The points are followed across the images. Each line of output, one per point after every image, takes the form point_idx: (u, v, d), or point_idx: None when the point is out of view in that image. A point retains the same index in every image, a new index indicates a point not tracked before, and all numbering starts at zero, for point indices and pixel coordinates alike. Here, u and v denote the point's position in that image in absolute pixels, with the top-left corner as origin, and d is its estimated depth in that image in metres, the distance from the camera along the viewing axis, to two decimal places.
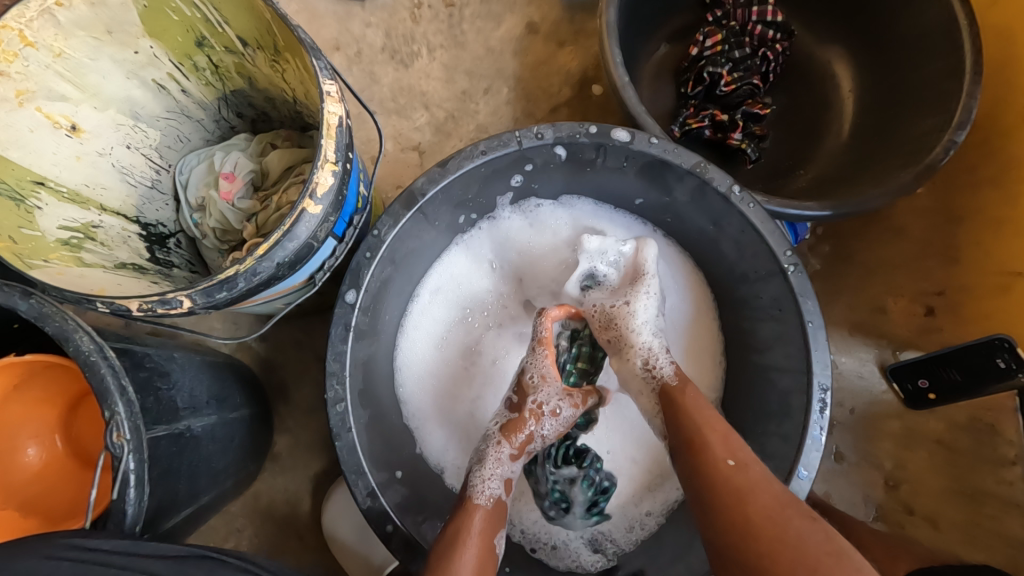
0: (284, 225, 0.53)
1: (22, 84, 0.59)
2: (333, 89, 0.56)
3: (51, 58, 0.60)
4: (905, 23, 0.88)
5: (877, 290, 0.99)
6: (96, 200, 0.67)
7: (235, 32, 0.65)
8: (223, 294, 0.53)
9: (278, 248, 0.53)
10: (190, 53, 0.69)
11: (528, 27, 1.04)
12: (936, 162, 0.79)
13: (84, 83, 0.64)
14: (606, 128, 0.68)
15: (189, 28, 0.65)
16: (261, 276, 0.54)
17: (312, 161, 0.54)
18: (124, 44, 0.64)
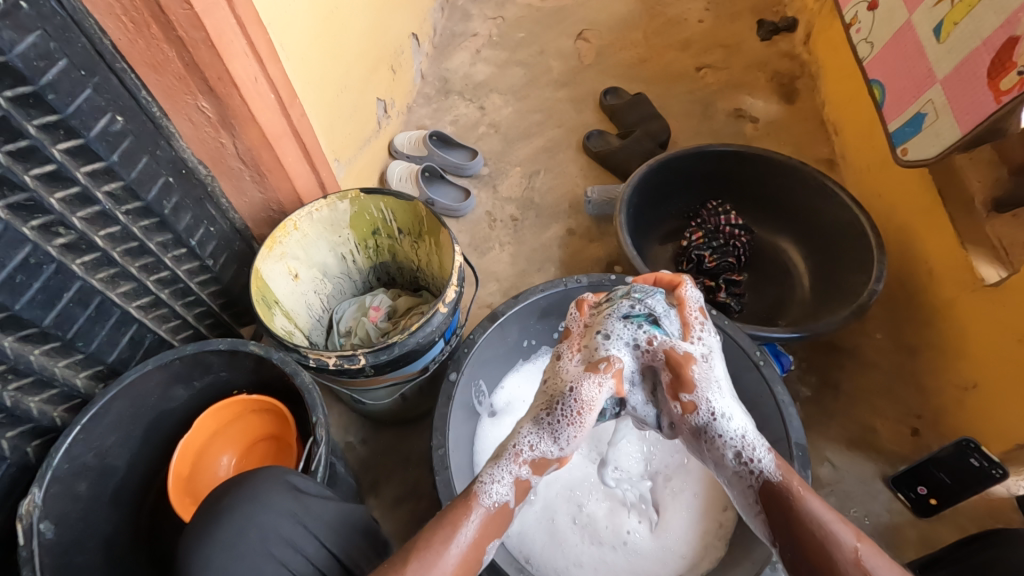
0: (425, 315, 0.88)
1: (285, 249, 1.02)
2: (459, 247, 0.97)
3: (301, 236, 1.04)
4: (827, 222, 1.30)
5: (867, 414, 1.18)
6: (293, 319, 1.06)
7: (398, 225, 1.11)
8: (384, 355, 0.86)
9: (420, 330, 0.88)
10: (366, 238, 1.15)
11: (567, 231, 1.53)
12: (866, 301, 1.09)
13: (309, 251, 1.07)
14: (622, 276, 1.05)
15: (372, 224, 1.11)
16: (407, 347, 0.87)
17: (445, 283, 0.92)
18: (335, 232, 1.09)
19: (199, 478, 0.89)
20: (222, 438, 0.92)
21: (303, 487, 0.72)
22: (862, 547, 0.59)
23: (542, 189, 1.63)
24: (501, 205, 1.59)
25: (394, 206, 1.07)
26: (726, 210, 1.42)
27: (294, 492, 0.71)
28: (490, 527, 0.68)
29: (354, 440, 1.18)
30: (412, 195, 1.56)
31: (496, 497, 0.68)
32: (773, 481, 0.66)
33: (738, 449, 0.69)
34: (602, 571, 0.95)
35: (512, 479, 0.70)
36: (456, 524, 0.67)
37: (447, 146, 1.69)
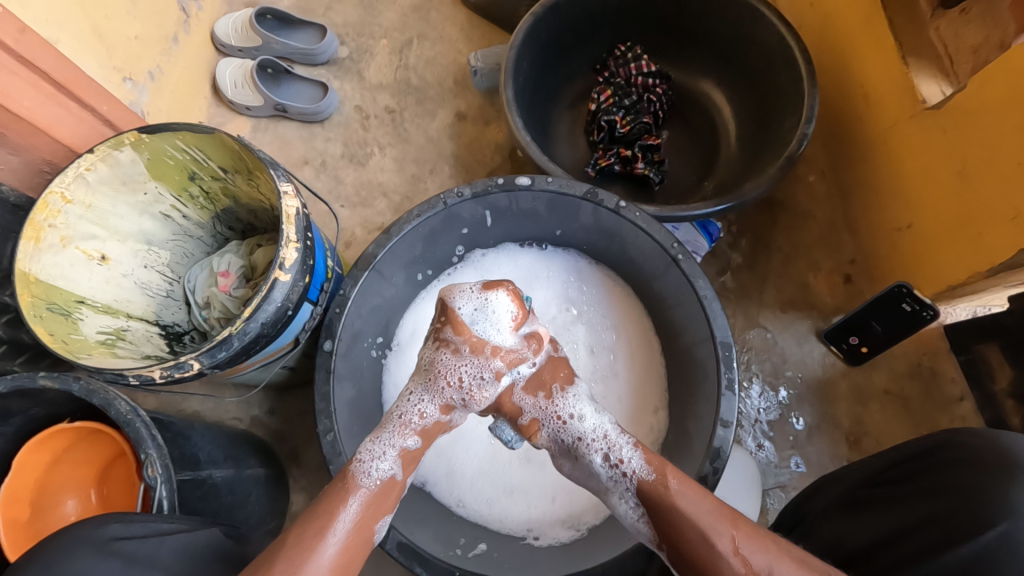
0: (262, 291, 0.69)
1: (65, 232, 0.77)
2: (289, 189, 0.74)
3: (84, 209, 0.79)
4: (752, 50, 1.08)
5: (799, 269, 1.11)
6: (123, 310, 0.85)
7: (217, 163, 0.85)
8: (222, 353, 0.69)
9: (261, 310, 0.70)
10: (185, 186, 0.89)
11: (458, 115, 1.27)
12: (795, 151, 0.94)
13: (109, 223, 0.83)
14: (511, 178, 0.86)
15: (182, 168, 0.85)
16: (251, 334, 0.70)
17: (278, 243, 0.71)
18: (135, 190, 0.84)
19: (48, 516, 0.76)
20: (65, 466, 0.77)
21: (122, 532, 0.54)
22: (740, 538, 0.53)
23: (419, 65, 1.31)
24: (372, 96, 1.29)
25: (198, 142, 0.80)
26: (637, 55, 1.17)
27: (110, 545, 0.53)
28: (373, 510, 0.58)
29: (258, 414, 1.05)
30: (256, 103, 1.23)
31: (376, 475, 0.59)
32: (646, 480, 0.59)
33: (606, 451, 0.62)
34: (535, 499, 0.88)
35: (397, 452, 0.61)
36: (331, 513, 0.55)
37: (287, 26, 1.31)
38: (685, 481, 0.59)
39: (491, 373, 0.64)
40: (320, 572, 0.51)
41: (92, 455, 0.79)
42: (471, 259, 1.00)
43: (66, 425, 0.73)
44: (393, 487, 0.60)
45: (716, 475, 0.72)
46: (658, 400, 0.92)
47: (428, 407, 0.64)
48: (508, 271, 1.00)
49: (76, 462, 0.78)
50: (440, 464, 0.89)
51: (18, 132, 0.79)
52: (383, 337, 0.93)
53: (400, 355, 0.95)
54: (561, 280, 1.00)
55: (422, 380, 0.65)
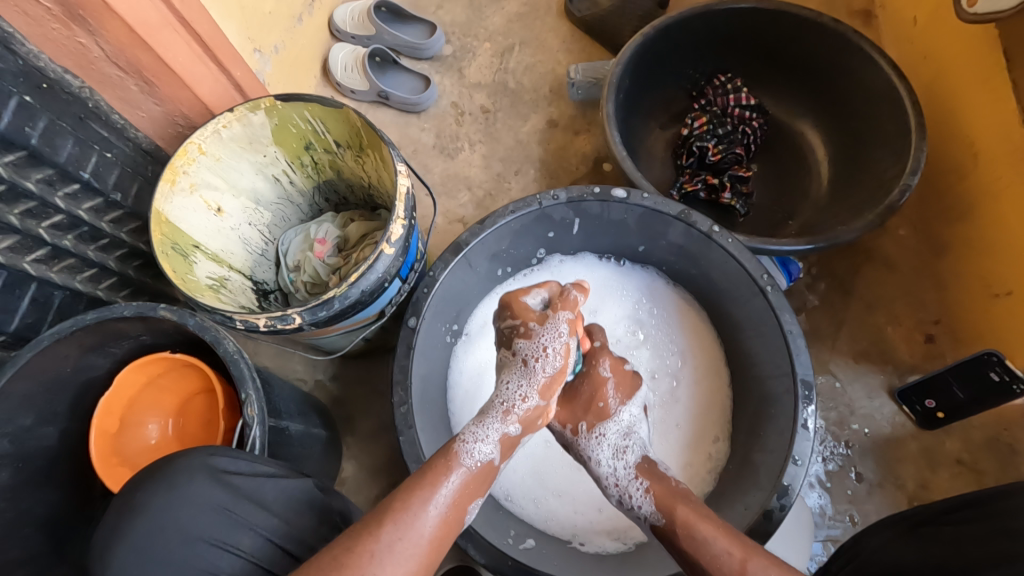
0: (368, 261, 0.73)
1: (194, 180, 0.84)
2: (403, 168, 0.78)
3: (212, 162, 0.85)
4: (860, 94, 1.07)
5: (879, 321, 1.08)
6: (227, 260, 0.91)
7: (333, 137, 0.90)
8: (323, 312, 0.73)
9: (364, 278, 0.74)
10: (300, 155, 0.95)
11: (549, 123, 1.30)
12: (896, 201, 0.92)
13: (230, 178, 0.89)
14: (608, 188, 0.87)
15: (302, 137, 0.91)
16: (350, 299, 0.74)
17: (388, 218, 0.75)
18: (258, 151, 0.90)
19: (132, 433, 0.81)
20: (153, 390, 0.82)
21: (229, 466, 0.59)
22: (751, 562, 0.54)
23: (517, 70, 1.36)
24: (469, 94, 1.34)
25: (323, 114, 0.86)
26: (737, 87, 1.18)
27: (217, 475, 0.58)
28: (469, 490, 0.62)
29: (322, 378, 1.09)
30: (362, 87, 1.30)
31: (477, 457, 0.64)
32: (657, 525, 0.64)
33: (620, 496, 0.70)
34: (582, 508, 0.89)
35: (498, 438, 0.66)
36: (436, 482, 0.59)
37: (400, 20, 1.38)
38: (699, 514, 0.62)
39: (565, 328, 0.72)
40: (424, 538, 0.55)
41: (179, 386, 0.84)
42: (549, 262, 1.02)
43: (167, 355, 0.79)
44: (489, 471, 0.64)
45: (782, 510, 0.71)
46: (721, 429, 0.91)
47: (530, 395, 0.70)
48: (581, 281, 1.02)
49: (165, 390, 0.83)
50: None
51: (166, 84, 0.87)
52: (456, 324, 0.95)
53: (468, 344, 0.98)
54: (635, 297, 1.01)
55: (517, 371, 0.71)
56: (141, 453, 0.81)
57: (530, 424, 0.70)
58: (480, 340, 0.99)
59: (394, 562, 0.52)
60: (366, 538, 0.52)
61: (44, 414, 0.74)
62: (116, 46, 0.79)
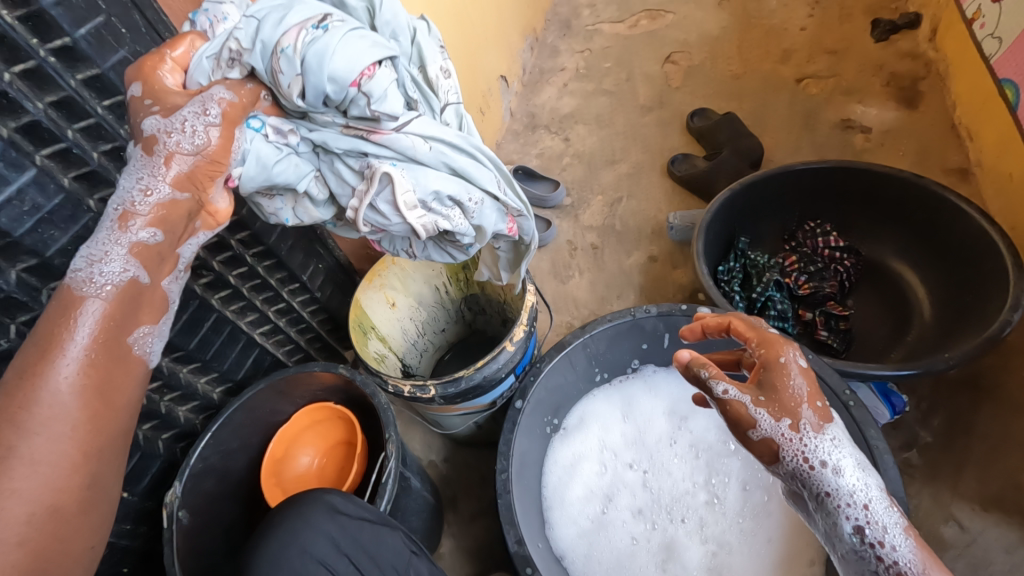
0: (492, 353, 0.93)
1: (383, 281, 1.15)
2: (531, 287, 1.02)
3: (398, 269, 1.16)
4: (955, 237, 1.13)
5: (1009, 466, 1.00)
6: (389, 343, 1.19)
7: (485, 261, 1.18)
8: (452, 388, 0.92)
9: (487, 366, 0.93)
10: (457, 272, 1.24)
11: (649, 258, 1.51)
12: (996, 334, 0.94)
13: (406, 283, 1.20)
14: (694, 306, 1.02)
15: None
16: (474, 381, 0.93)
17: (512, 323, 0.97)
18: (428, 266, 1.21)
19: (290, 462, 1.00)
20: (312, 432, 1.03)
21: (343, 507, 0.76)
22: None
23: (624, 216, 1.62)
24: (582, 233, 1.62)
25: None
26: (824, 232, 1.31)
27: (334, 513, 0.75)
28: (120, 311, 0.53)
29: (435, 458, 1.25)
30: None
31: (104, 279, 0.52)
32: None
33: (862, 524, 0.58)
34: None
35: (125, 249, 0.53)
36: (64, 324, 0.50)
37: (532, 178, 1.76)
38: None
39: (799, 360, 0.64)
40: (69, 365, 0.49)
41: (334, 433, 1.03)
42: (644, 368, 1.13)
43: (331, 407, 1.02)
44: (132, 292, 0.53)
45: None
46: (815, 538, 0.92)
47: (157, 186, 0.54)
48: (673, 391, 1.11)
49: (322, 434, 1.03)
50: (580, 545, 0.98)
51: None
52: (554, 418, 1.07)
53: (562, 435, 1.08)
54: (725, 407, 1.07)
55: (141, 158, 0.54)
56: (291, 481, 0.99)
57: (179, 224, 0.56)
58: (577, 433, 1.09)
59: (46, 455, 0.47)
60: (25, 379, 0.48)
61: (244, 442, 0.99)
62: None
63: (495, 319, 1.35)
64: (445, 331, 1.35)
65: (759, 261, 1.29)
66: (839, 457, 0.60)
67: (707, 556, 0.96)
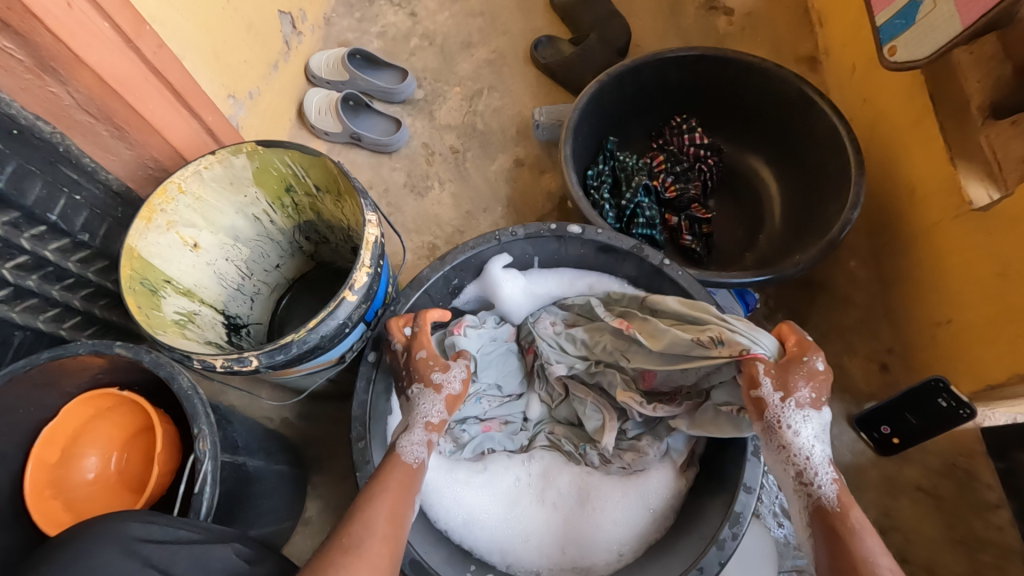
0: (329, 308, 0.74)
1: (172, 217, 0.85)
2: (373, 218, 0.80)
3: (192, 201, 0.87)
4: (806, 134, 1.13)
5: (835, 350, 1.13)
6: (199, 295, 0.93)
7: (313, 181, 0.93)
8: (281, 356, 0.73)
9: (323, 324, 0.75)
10: (280, 196, 0.97)
11: (515, 162, 1.35)
12: (838, 235, 0.97)
13: (209, 216, 0.91)
14: (563, 225, 0.90)
15: (283, 180, 0.93)
16: (309, 343, 0.74)
17: (353, 266, 0.77)
18: (237, 191, 0.92)
19: (69, 467, 0.78)
20: (100, 424, 0.80)
21: (142, 536, 0.55)
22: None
23: (487, 113, 1.41)
24: (440, 135, 1.39)
25: (302, 159, 0.88)
26: (692, 128, 1.24)
27: (131, 545, 0.54)
28: (410, 490, 0.69)
29: (290, 416, 1.09)
30: (335, 130, 1.35)
31: (414, 457, 0.72)
32: (828, 506, 0.66)
33: (799, 470, 0.68)
34: (541, 550, 0.88)
35: (426, 431, 0.75)
36: (383, 487, 0.67)
37: (374, 66, 1.44)
38: (863, 518, 0.65)
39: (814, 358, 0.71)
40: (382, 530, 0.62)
41: (134, 420, 0.81)
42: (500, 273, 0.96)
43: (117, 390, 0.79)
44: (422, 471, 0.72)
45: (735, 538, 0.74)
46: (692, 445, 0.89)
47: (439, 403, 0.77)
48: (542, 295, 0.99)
49: (115, 425, 0.81)
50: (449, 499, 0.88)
51: (137, 130, 0.90)
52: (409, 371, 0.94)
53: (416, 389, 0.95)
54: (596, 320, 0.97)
55: (427, 397, 0.77)
56: (75, 488, 0.77)
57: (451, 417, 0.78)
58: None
59: None
60: (359, 529, 0.61)
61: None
62: (88, 95, 0.82)
63: (342, 249, 1.12)
64: (280, 266, 1.11)
65: (628, 163, 1.20)
66: (808, 422, 0.69)
67: (583, 476, 0.91)
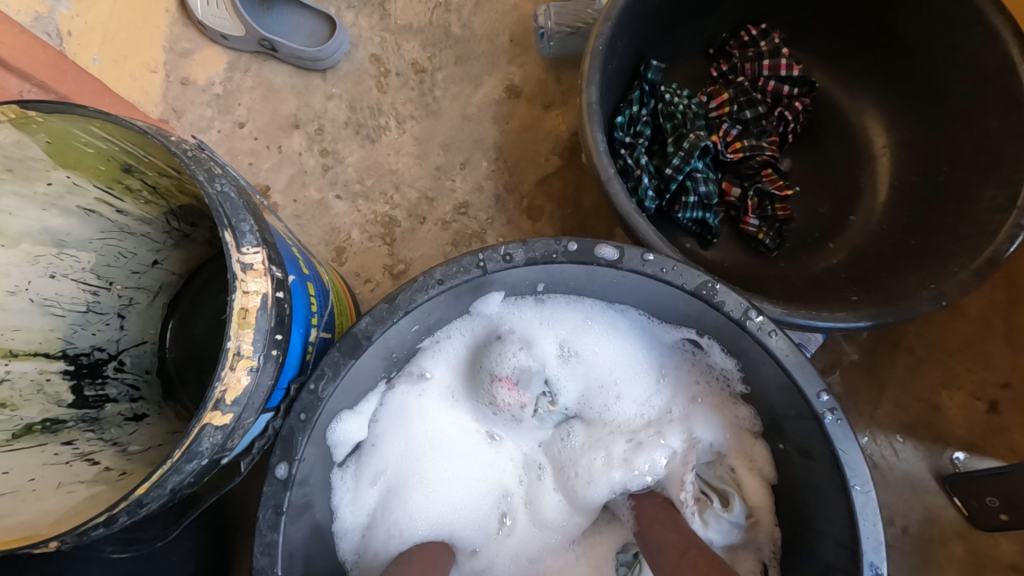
0: (176, 451, 0.42)
1: None
2: (256, 260, 0.45)
3: None
4: (957, 68, 0.73)
5: (931, 382, 0.83)
6: (4, 346, 0.60)
7: (163, 161, 0.53)
8: (100, 529, 0.42)
9: (171, 474, 0.42)
10: (119, 177, 0.58)
11: (509, 90, 0.93)
12: (1001, 253, 0.64)
13: None
14: (589, 246, 0.55)
15: (109, 157, 0.53)
16: (151, 506, 0.43)
17: (220, 361, 0.43)
18: (31, 179, 0.55)
19: None
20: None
21: None
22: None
23: (465, 7, 0.95)
24: (396, 42, 0.94)
25: (125, 132, 0.48)
26: (775, 48, 0.83)
27: None
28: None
29: None
30: (235, 32, 0.89)
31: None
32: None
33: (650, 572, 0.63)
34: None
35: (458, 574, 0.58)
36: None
37: None
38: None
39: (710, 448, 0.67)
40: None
41: None
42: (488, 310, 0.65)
43: None
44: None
45: None
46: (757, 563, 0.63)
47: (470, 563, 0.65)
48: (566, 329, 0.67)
49: None
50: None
51: None
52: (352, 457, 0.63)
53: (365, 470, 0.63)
54: (657, 381, 0.68)
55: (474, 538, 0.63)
56: None
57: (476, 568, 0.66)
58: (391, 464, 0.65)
59: None
60: None
61: None
62: None
63: None
64: (162, 262, 0.72)
65: (678, 106, 0.80)
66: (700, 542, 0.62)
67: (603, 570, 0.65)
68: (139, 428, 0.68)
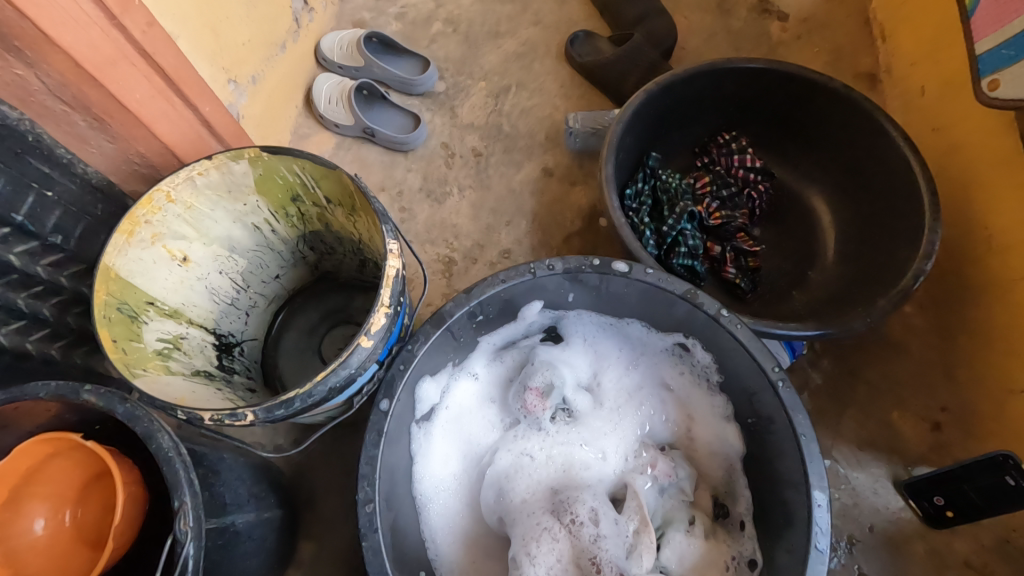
0: (342, 355, 0.64)
1: (158, 229, 0.75)
2: (394, 247, 0.69)
3: (183, 209, 0.76)
4: (873, 164, 1.02)
5: (884, 405, 1.02)
6: (186, 315, 0.82)
7: (323, 192, 0.81)
8: (281, 410, 0.64)
9: (333, 374, 0.64)
10: (285, 205, 0.85)
11: (544, 171, 1.23)
12: (909, 287, 0.87)
13: (202, 226, 0.81)
14: (608, 261, 0.80)
15: (289, 189, 0.81)
16: (315, 397, 0.64)
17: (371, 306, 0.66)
18: (236, 199, 0.81)
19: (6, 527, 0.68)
20: (59, 462, 0.71)
21: None
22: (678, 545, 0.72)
23: (513, 113, 1.29)
24: (461, 135, 1.27)
25: (313, 169, 0.76)
26: (742, 148, 1.13)
27: None
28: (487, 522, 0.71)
29: (282, 444, 0.97)
30: (346, 122, 1.22)
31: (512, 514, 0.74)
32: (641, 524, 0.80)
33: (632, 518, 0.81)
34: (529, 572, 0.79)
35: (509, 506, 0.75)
36: None
37: (391, 53, 1.31)
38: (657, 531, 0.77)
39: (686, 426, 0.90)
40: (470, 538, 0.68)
41: (79, 470, 0.72)
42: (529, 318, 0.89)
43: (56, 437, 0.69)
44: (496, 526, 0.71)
45: None
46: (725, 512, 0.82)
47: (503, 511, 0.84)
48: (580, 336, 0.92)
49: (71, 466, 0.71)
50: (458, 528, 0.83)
51: (120, 121, 0.77)
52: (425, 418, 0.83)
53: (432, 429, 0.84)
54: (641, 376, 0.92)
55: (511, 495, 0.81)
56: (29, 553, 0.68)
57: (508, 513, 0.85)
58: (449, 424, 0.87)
59: None
60: None
61: None
62: (61, 80, 0.69)
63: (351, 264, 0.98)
64: (281, 278, 0.97)
65: (672, 184, 1.09)
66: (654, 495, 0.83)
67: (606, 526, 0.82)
68: (253, 397, 0.89)
